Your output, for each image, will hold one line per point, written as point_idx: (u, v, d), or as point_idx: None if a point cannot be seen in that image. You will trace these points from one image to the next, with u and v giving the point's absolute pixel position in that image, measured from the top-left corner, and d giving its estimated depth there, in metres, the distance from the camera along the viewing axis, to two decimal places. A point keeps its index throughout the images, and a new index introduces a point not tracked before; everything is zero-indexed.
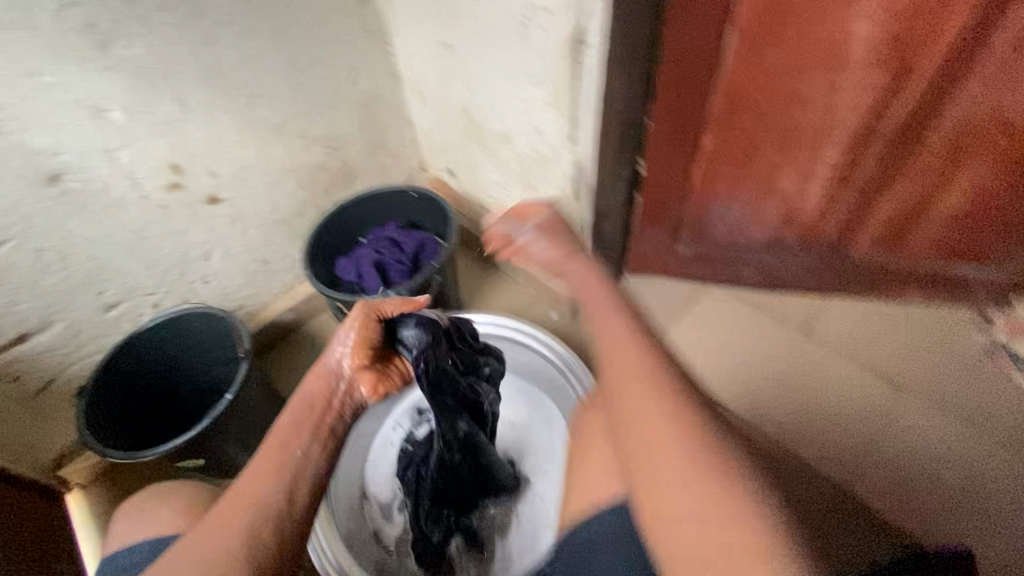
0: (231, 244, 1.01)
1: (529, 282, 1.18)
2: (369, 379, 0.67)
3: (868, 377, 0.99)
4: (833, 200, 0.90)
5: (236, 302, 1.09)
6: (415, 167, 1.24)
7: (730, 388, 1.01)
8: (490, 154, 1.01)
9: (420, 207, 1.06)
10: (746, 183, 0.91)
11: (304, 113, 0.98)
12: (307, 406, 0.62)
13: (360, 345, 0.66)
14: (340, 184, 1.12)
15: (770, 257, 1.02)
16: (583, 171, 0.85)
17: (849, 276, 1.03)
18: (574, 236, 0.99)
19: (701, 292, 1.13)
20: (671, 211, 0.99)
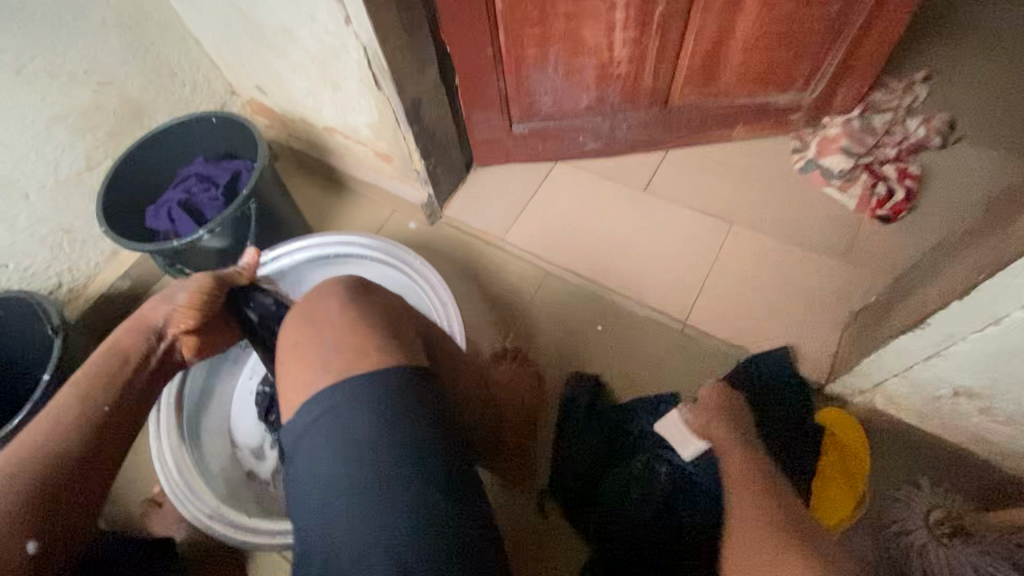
0: (12, 218, 0.88)
1: (379, 195, 1.13)
2: (190, 344, 0.64)
3: (708, 218, 1.04)
4: (641, 47, 0.89)
5: (51, 283, 0.97)
6: (224, 92, 1.11)
7: (586, 257, 1.03)
8: (284, 59, 0.91)
9: (223, 133, 0.96)
10: (553, 43, 0.88)
11: (46, 47, 0.83)
12: (117, 362, 0.60)
13: (190, 309, 0.62)
14: (132, 125, 0.99)
15: (600, 120, 1.02)
16: (374, 58, 0.79)
17: (677, 125, 1.05)
18: (397, 134, 0.93)
19: (550, 169, 1.12)
20: (491, 89, 0.95)
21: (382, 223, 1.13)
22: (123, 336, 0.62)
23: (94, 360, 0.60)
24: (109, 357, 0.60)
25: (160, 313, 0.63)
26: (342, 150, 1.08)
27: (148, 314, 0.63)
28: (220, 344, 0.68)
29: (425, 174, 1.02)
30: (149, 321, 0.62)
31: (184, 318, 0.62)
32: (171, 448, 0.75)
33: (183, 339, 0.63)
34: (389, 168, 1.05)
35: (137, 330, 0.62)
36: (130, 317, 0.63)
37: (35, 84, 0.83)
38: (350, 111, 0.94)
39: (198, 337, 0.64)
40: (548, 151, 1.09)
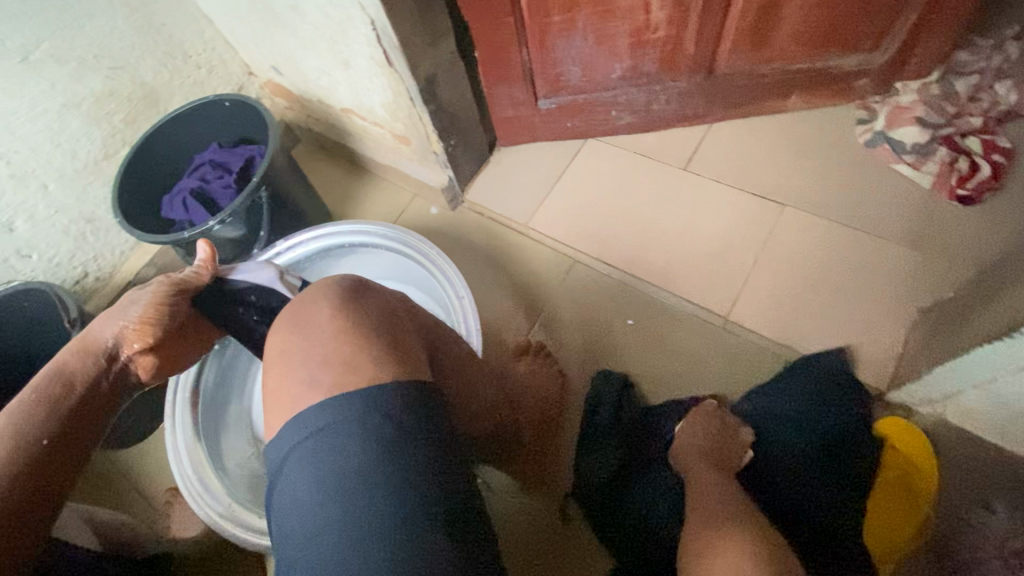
0: (34, 208, 0.88)
1: (400, 178, 1.08)
2: (150, 364, 0.56)
3: (757, 199, 0.94)
4: (681, 7, 0.79)
5: (78, 272, 0.98)
6: (241, 74, 1.08)
7: (618, 244, 0.95)
8: (295, 37, 0.86)
9: (237, 117, 0.92)
10: (581, 6, 0.78)
11: (53, 31, 0.80)
12: (61, 391, 0.51)
13: (145, 325, 0.55)
14: (149, 111, 0.97)
15: (635, 92, 0.93)
16: (382, 31, 0.72)
17: (723, 95, 0.94)
18: (412, 114, 0.87)
19: (580, 147, 1.04)
20: (514, 60, 0.87)
21: (404, 208, 1.08)
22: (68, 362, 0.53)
23: (35, 386, 0.51)
24: (56, 381, 0.52)
25: (109, 332, 0.55)
26: (360, 132, 1.03)
27: (96, 333, 0.54)
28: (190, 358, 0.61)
29: (445, 156, 0.96)
30: (97, 343, 0.54)
31: (139, 335, 0.55)
32: (189, 448, 0.76)
33: (141, 360, 0.56)
34: (408, 150, 0.99)
35: (86, 353, 0.54)
36: (77, 336, 0.55)
37: (45, 70, 0.81)
38: (364, 91, 0.88)
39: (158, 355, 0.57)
40: (578, 127, 1.01)
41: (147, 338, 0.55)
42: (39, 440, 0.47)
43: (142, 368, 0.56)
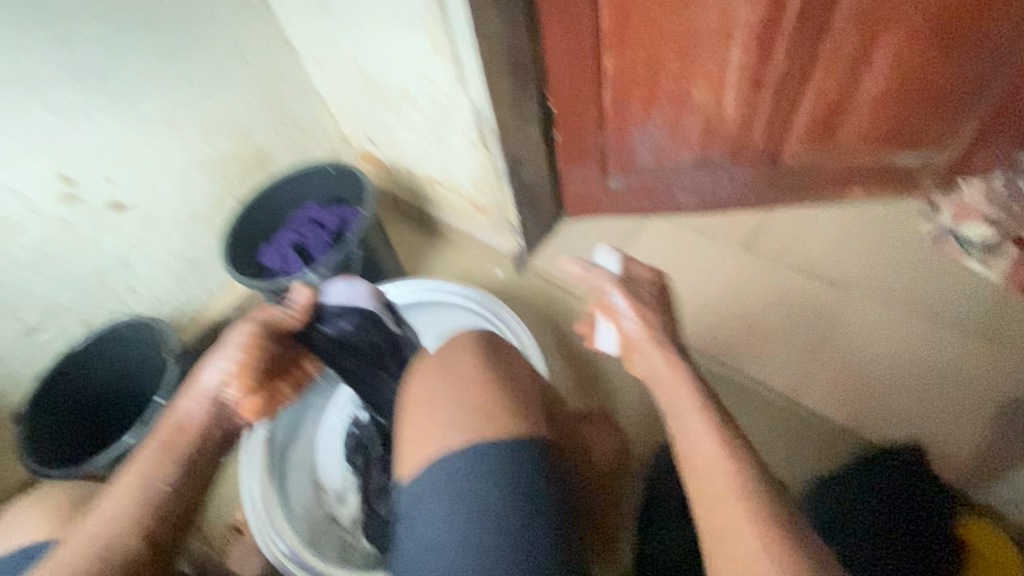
0: (150, 249, 0.98)
1: (471, 243, 1.16)
2: (251, 405, 0.59)
3: (820, 283, 0.96)
4: (751, 106, 0.86)
5: (175, 308, 1.07)
6: (339, 142, 1.20)
7: (681, 317, 0.98)
8: (397, 115, 0.97)
9: (337, 181, 1.04)
10: (659, 101, 0.86)
11: (197, 101, 0.93)
12: (178, 433, 0.56)
13: (240, 370, 0.58)
14: (258, 171, 1.09)
15: (702, 176, 0.99)
16: (481, 116, 0.81)
17: (787, 184, 0.99)
18: (495, 186, 0.95)
19: (645, 224, 1.09)
20: (591, 144, 0.95)
21: (472, 269, 1.15)
22: (183, 406, 0.58)
23: (160, 432, 0.57)
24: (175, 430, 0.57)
25: (212, 381, 0.58)
26: (440, 197, 1.12)
27: (198, 382, 0.58)
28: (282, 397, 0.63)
29: (518, 225, 1.02)
30: (204, 391, 0.58)
31: (241, 381, 0.58)
32: (263, 495, 0.79)
33: (241, 403, 0.59)
34: (483, 217, 1.07)
35: (198, 397, 0.58)
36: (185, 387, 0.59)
37: (183, 133, 0.94)
38: (452, 163, 0.98)
39: (261, 396, 0.60)
40: (645, 206, 1.07)
41: (247, 380, 0.59)
42: (157, 486, 0.52)
43: (245, 409, 0.59)
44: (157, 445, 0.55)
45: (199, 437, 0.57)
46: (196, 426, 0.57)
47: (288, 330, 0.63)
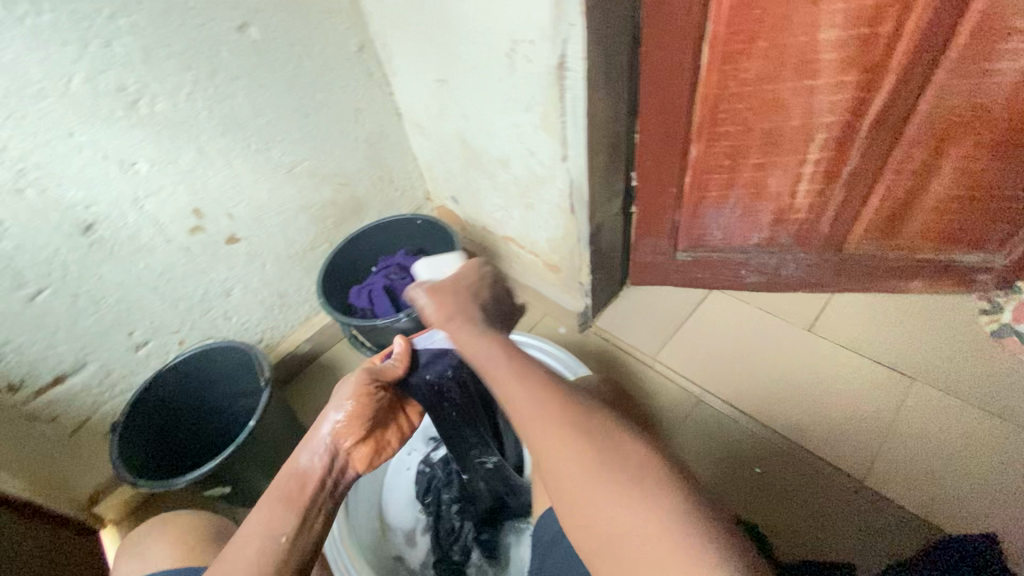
0: (249, 280, 1.06)
1: (536, 300, 1.22)
2: (364, 455, 0.59)
3: (882, 368, 0.99)
4: (823, 198, 0.93)
5: (256, 337, 1.13)
6: (421, 198, 1.31)
7: (744, 389, 1.01)
8: (489, 180, 1.07)
9: (423, 233, 1.13)
10: (737, 188, 0.94)
11: (314, 153, 1.04)
12: (300, 483, 0.52)
13: (355, 417, 0.58)
14: (351, 218, 1.18)
15: (768, 257, 1.05)
16: (577, 187, 0.89)
17: (847, 271, 1.05)
18: (574, 251, 1.02)
19: (706, 296, 1.15)
20: (667, 220, 1.02)
21: (535, 324, 1.20)
22: (300, 456, 0.54)
23: (278, 482, 0.52)
24: (292, 479, 0.52)
25: (326, 432, 0.57)
26: (512, 255, 1.20)
27: (314, 431, 0.56)
28: (386, 448, 0.63)
29: (589, 287, 1.08)
30: (320, 442, 0.56)
31: (353, 428, 0.58)
32: (344, 538, 0.77)
33: (354, 452, 0.59)
34: (554, 277, 1.13)
35: (316, 448, 0.56)
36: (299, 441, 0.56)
37: (298, 180, 1.04)
38: (535, 226, 1.06)
39: (367, 445, 0.60)
40: (708, 280, 1.13)
41: (361, 428, 0.58)
42: (277, 537, 0.47)
43: (358, 458, 0.59)
44: (277, 496, 0.50)
45: (317, 489, 0.53)
46: (315, 477, 0.53)
47: (392, 382, 0.66)
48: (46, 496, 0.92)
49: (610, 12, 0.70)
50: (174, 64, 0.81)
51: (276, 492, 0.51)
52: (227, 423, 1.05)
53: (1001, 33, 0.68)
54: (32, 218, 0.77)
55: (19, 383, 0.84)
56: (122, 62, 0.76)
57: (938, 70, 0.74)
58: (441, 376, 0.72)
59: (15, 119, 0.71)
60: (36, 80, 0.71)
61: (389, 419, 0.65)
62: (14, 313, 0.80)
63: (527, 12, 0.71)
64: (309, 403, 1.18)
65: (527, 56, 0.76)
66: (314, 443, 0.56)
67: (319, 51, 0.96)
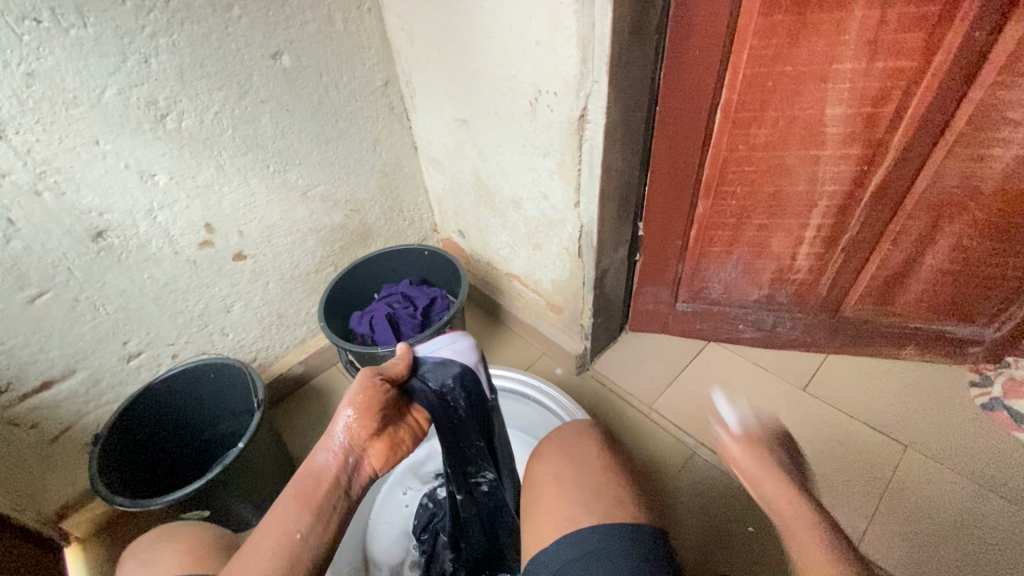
0: (251, 298, 1.06)
1: (535, 339, 1.22)
2: (379, 450, 0.58)
3: (874, 432, 1.00)
4: (822, 261, 0.96)
5: (250, 356, 1.12)
6: (427, 229, 1.33)
7: (738, 444, 1.01)
8: (499, 217, 1.09)
9: (430, 265, 1.14)
10: (740, 245, 0.97)
11: (330, 179, 1.06)
12: (312, 482, 0.54)
13: (364, 413, 0.56)
14: (358, 243, 1.19)
15: (766, 315, 1.07)
16: (586, 232, 0.91)
17: (842, 334, 1.07)
18: (577, 293, 1.03)
19: (702, 348, 1.16)
20: (670, 270, 1.04)
21: (532, 363, 1.20)
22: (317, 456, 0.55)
23: (296, 479, 0.54)
24: (309, 476, 0.55)
25: (337, 430, 0.56)
26: (514, 293, 1.21)
27: (328, 430, 0.56)
28: (406, 447, 0.61)
29: (589, 330, 1.09)
30: (331, 440, 0.56)
31: (362, 427, 0.56)
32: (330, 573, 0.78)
33: (369, 448, 0.57)
34: (555, 318, 1.14)
35: (331, 447, 0.56)
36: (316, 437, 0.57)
37: (312, 204, 1.05)
38: (541, 266, 1.07)
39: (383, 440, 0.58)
40: (706, 331, 1.14)
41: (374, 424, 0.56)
42: (292, 535, 0.50)
43: (377, 452, 0.58)
44: (293, 493, 0.53)
45: (330, 486, 0.54)
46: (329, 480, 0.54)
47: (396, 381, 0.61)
48: (14, 507, 0.88)
49: (633, 73, 0.74)
50: (205, 84, 0.83)
51: (294, 489, 0.53)
52: (215, 442, 1.03)
53: (996, 123, 0.73)
54: (45, 220, 0.77)
55: (5, 386, 0.82)
56: (156, 77, 0.78)
57: (934, 151, 0.78)
58: (446, 385, 0.63)
59: (45, 123, 0.72)
60: (71, 88, 0.72)
61: (400, 416, 0.61)
62: (12, 313, 0.78)
63: (553, 67, 0.75)
64: (297, 428, 1.16)
65: (550, 106, 0.79)
66: (330, 440, 0.56)
67: (346, 84, 1.00)
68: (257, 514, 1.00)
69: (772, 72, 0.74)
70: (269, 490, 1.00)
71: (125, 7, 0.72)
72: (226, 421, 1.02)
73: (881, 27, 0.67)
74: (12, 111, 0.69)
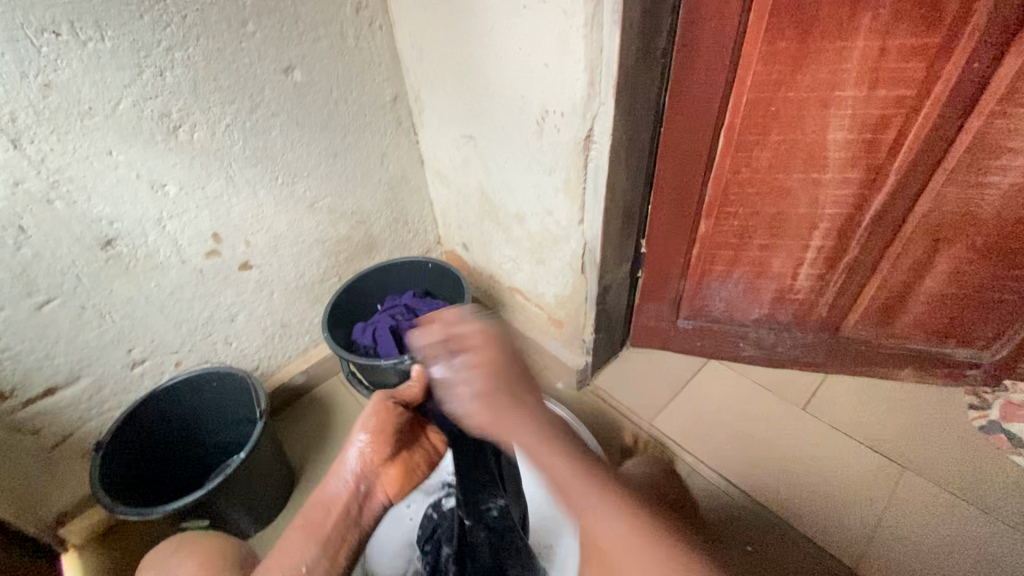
0: (256, 307, 1.06)
1: (537, 353, 1.23)
2: (393, 476, 0.69)
3: (871, 451, 1.01)
4: (822, 282, 0.97)
5: (253, 364, 1.12)
6: (431, 241, 1.34)
7: (737, 463, 1.01)
8: (503, 232, 1.10)
9: (434, 277, 1.15)
10: (741, 264, 0.98)
11: (336, 191, 1.07)
12: (322, 511, 0.63)
13: (377, 441, 0.68)
14: (362, 254, 1.20)
15: (765, 333, 1.08)
16: (590, 249, 0.92)
17: (841, 353, 1.08)
18: (580, 308, 1.04)
19: (702, 365, 1.17)
20: (672, 288, 1.05)
21: (532, 377, 1.21)
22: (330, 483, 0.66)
23: (307, 510, 0.63)
24: (317, 506, 0.64)
25: (351, 458, 0.67)
26: (516, 306, 1.21)
27: (343, 458, 0.67)
28: (420, 472, 0.73)
29: (590, 345, 1.10)
30: (343, 468, 0.67)
31: (375, 452, 0.68)
32: None
33: (383, 474, 0.69)
34: (556, 332, 1.15)
35: (343, 477, 0.66)
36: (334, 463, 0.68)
37: (318, 215, 1.07)
38: (543, 281, 1.08)
39: (395, 466, 0.70)
40: (707, 349, 1.15)
41: (383, 450, 0.68)
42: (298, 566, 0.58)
43: (387, 483, 0.69)
44: (302, 524, 0.62)
45: (338, 517, 0.63)
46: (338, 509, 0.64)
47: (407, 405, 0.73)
48: (13, 513, 0.88)
49: (638, 96, 0.75)
50: (218, 97, 0.84)
51: (301, 519, 0.62)
52: (215, 451, 1.03)
53: (993, 151, 0.74)
54: (56, 228, 0.78)
55: (8, 391, 0.82)
56: (170, 90, 0.80)
57: (933, 178, 0.80)
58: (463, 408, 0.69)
59: (59, 133, 0.73)
60: (86, 100, 0.73)
61: (414, 443, 0.74)
62: (19, 319, 0.79)
63: (561, 88, 0.76)
64: (297, 437, 1.16)
65: (557, 125, 0.81)
66: (343, 470, 0.67)
67: (355, 98, 1.01)
68: (255, 524, 1.00)
69: (774, 98, 0.76)
70: (267, 499, 1.00)
71: (142, 22, 0.74)
72: (228, 430, 1.02)
73: (883, 57, 0.69)
74: (28, 122, 0.70)
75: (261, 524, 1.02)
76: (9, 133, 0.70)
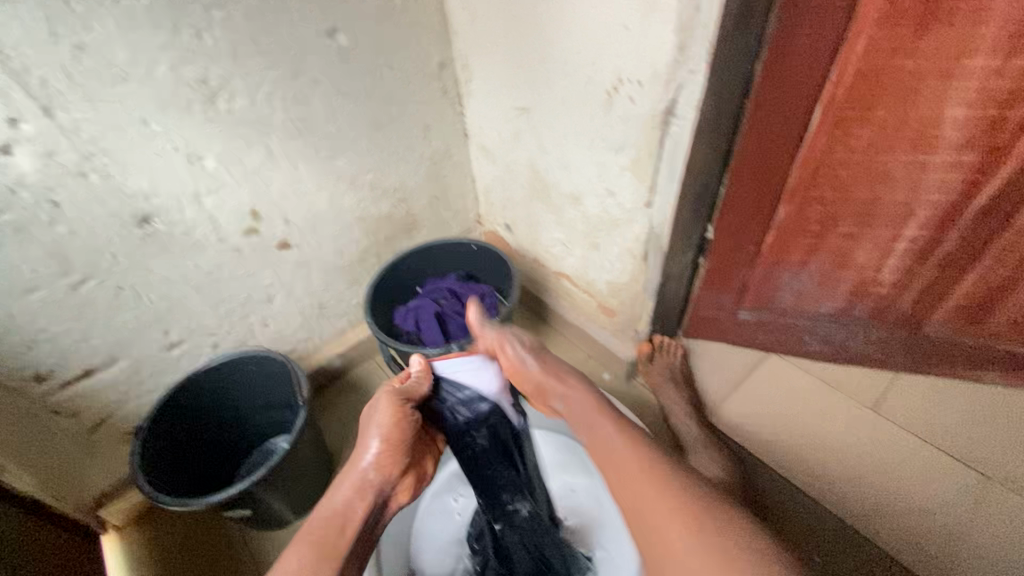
0: (294, 288, 1.02)
1: (582, 342, 1.16)
2: (407, 487, 0.69)
3: (949, 459, 0.94)
4: (909, 275, 0.88)
5: (290, 346, 1.08)
6: (471, 220, 1.27)
7: (800, 466, 0.95)
8: (554, 213, 1.03)
9: (478, 260, 1.09)
10: (820, 254, 0.89)
11: (378, 166, 1.00)
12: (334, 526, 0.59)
13: (390, 446, 0.64)
14: (401, 234, 1.14)
15: (836, 328, 1.00)
16: (656, 234, 0.85)
17: (919, 352, 0.99)
18: (637, 297, 0.97)
19: (761, 359, 1.09)
20: (737, 277, 0.97)
21: (577, 367, 1.15)
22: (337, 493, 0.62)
23: (315, 521, 0.59)
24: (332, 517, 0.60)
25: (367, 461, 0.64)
26: (562, 292, 1.14)
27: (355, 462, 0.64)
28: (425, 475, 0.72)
29: (644, 337, 1.03)
30: (356, 469, 0.64)
31: (388, 458, 0.64)
32: None
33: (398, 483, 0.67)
34: (606, 321, 1.08)
35: (357, 481, 0.63)
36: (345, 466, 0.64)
37: (358, 191, 1.00)
38: (597, 267, 1.01)
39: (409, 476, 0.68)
40: (767, 343, 1.07)
41: (396, 457, 0.65)
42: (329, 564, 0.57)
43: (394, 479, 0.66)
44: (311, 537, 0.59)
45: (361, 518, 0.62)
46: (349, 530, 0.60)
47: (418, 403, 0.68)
48: (55, 496, 0.86)
49: (731, 63, 0.66)
50: (258, 62, 0.77)
51: (312, 529, 0.59)
52: (254, 436, 1.00)
53: None
54: (91, 203, 0.73)
55: (47, 373, 0.79)
56: (208, 54, 0.73)
57: None
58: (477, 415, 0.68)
59: (93, 100, 0.67)
60: (120, 63, 0.67)
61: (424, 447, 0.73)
62: (56, 300, 0.75)
63: (641, 54, 0.68)
64: (335, 421, 1.13)
65: (631, 96, 0.73)
66: (360, 475, 0.63)
67: (400, 65, 0.93)
68: (297, 511, 0.98)
69: (887, 67, 0.66)
70: (308, 488, 0.98)
71: None
72: (267, 415, 0.99)
73: None
74: (59, 87, 0.64)
75: (302, 511, 0.99)
76: (39, 100, 0.64)
